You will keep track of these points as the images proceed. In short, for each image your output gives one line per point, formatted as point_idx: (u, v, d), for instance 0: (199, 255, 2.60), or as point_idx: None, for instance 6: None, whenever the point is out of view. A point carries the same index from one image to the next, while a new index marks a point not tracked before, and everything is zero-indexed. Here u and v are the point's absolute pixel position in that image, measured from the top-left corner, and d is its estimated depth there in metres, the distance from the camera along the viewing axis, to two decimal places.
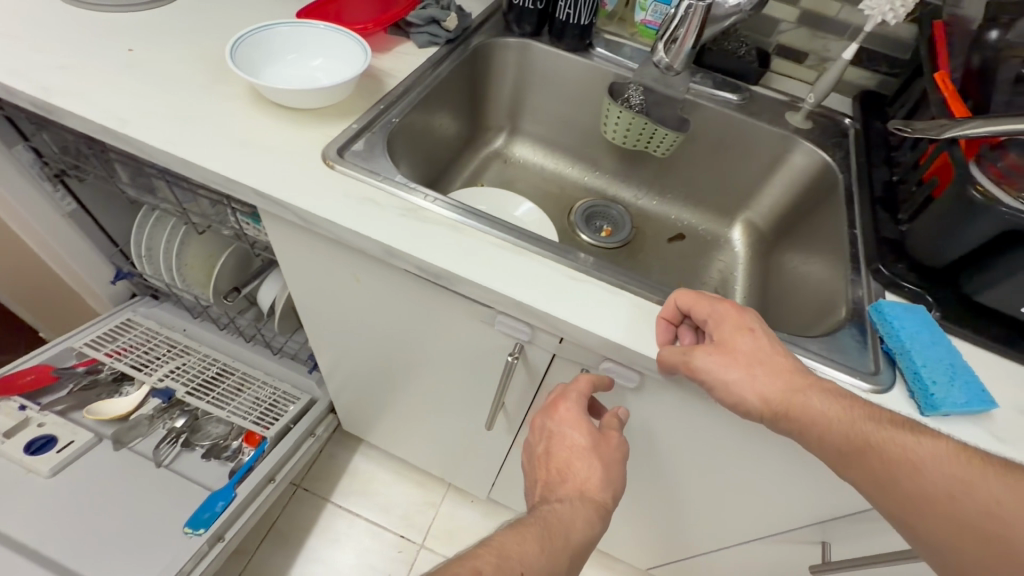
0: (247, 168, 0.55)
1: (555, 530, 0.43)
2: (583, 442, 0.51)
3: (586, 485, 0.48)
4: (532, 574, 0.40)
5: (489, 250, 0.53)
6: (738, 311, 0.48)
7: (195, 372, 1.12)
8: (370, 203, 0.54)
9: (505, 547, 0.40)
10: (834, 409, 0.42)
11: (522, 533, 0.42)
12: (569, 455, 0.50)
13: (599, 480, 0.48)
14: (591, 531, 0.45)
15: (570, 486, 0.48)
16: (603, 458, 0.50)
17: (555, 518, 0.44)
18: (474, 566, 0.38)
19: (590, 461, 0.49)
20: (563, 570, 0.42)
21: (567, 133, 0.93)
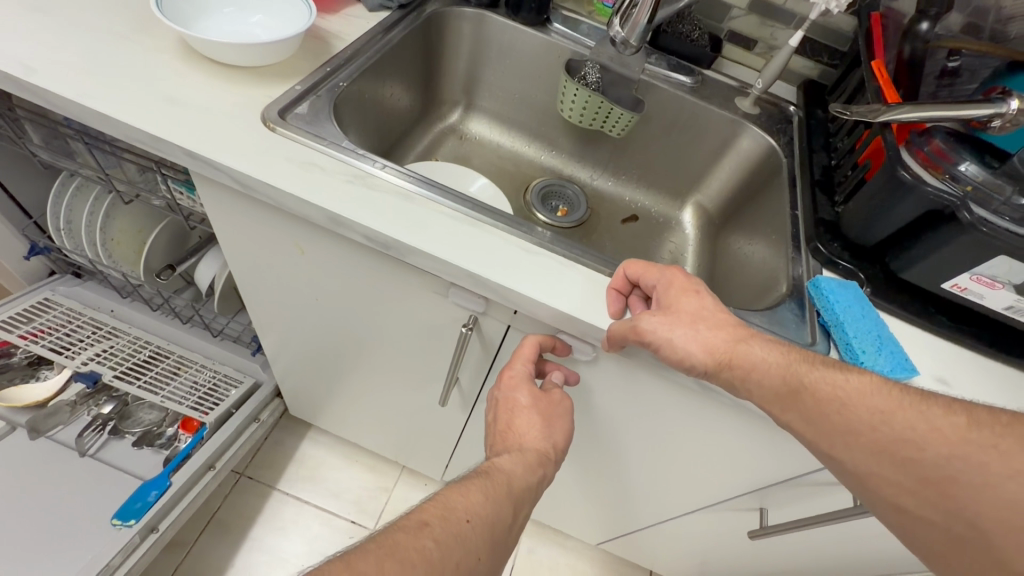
0: (175, 126, 0.51)
1: (498, 480, 0.45)
2: (527, 402, 0.53)
3: (528, 440, 0.51)
4: (477, 520, 0.41)
5: (441, 220, 0.52)
6: (685, 276, 0.49)
7: (125, 355, 1.04)
8: (312, 168, 0.52)
9: (450, 503, 0.41)
10: (774, 354, 0.44)
11: (466, 488, 0.43)
12: (514, 416, 0.52)
13: (539, 435, 0.51)
14: (531, 478, 0.47)
15: (513, 443, 0.50)
16: (544, 414, 0.53)
17: (498, 469, 0.46)
18: (422, 521, 0.38)
19: (531, 419, 0.52)
20: (509, 517, 0.43)
21: (523, 110, 0.92)
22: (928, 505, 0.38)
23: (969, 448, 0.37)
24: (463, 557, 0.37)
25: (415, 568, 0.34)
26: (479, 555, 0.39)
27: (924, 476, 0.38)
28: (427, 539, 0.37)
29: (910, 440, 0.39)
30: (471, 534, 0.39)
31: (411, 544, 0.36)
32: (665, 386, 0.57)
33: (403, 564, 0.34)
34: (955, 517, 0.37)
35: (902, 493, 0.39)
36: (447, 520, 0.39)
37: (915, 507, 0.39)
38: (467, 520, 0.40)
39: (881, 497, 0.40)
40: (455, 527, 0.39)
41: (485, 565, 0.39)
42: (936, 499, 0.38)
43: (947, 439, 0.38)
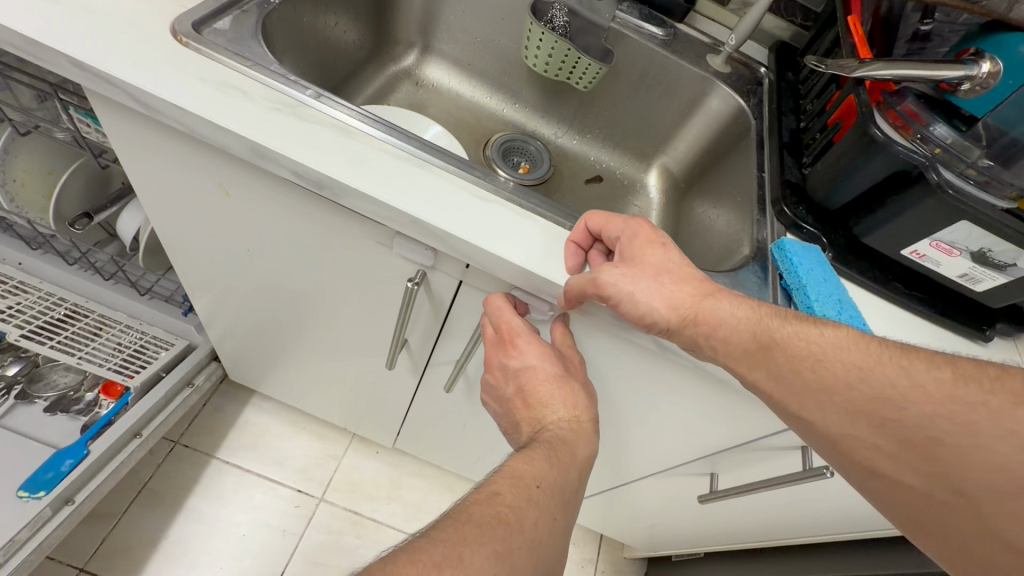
0: (59, 31, 0.42)
1: (559, 445, 0.42)
2: (556, 369, 0.48)
3: (573, 404, 0.46)
4: (549, 487, 0.38)
5: (384, 159, 0.46)
6: (651, 228, 0.46)
7: (36, 311, 0.94)
8: (232, 91, 0.44)
9: (517, 470, 0.39)
10: (742, 309, 0.42)
11: (531, 455, 0.40)
12: (546, 387, 0.47)
13: (583, 399, 0.47)
14: (591, 446, 0.44)
15: (555, 413, 0.45)
16: (578, 379, 0.48)
17: (558, 439, 0.43)
18: (492, 490, 0.37)
19: (569, 385, 0.47)
20: (577, 481, 0.41)
21: (485, 57, 0.85)
22: (908, 470, 0.37)
23: (954, 406, 0.36)
24: (542, 522, 0.36)
25: (495, 530, 0.33)
26: (556, 517, 0.37)
27: (905, 437, 0.37)
28: (502, 505, 0.35)
29: (888, 398, 0.38)
30: (544, 497, 0.37)
31: (485, 510, 0.35)
32: (622, 348, 0.54)
33: (483, 528, 0.33)
34: (939, 483, 0.36)
35: (881, 458, 0.38)
36: (518, 487, 0.37)
37: (894, 472, 0.38)
38: (538, 485, 0.38)
39: (855, 461, 0.39)
40: (528, 493, 0.37)
41: (562, 526, 0.37)
42: (919, 463, 0.37)
43: (929, 396, 0.37)
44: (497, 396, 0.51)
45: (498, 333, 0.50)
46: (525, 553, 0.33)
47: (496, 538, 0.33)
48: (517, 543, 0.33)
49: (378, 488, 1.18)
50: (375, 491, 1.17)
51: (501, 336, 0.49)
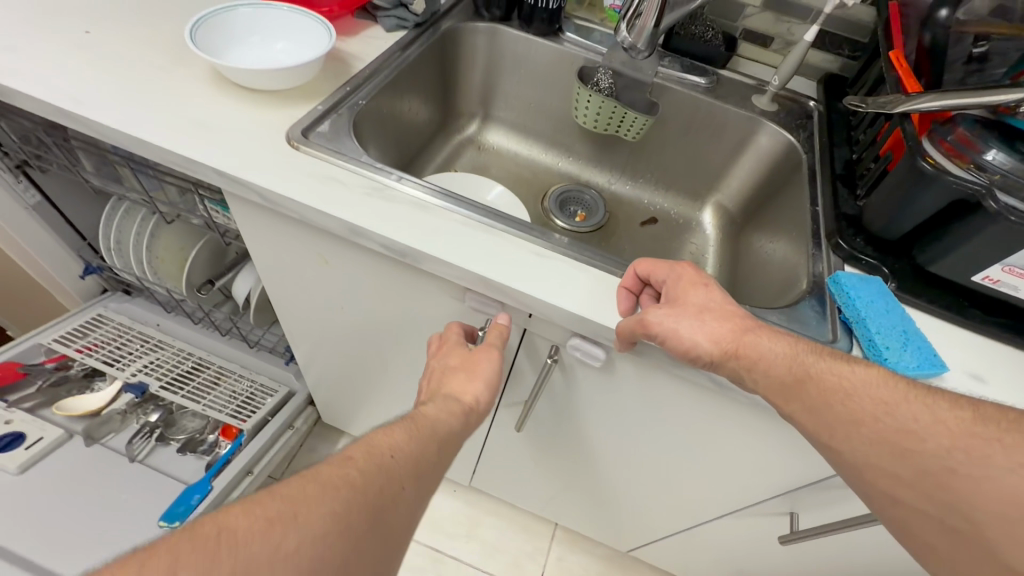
0: (206, 148, 0.54)
1: (421, 422, 0.46)
2: (455, 361, 0.55)
3: (464, 389, 0.53)
4: (405, 455, 0.42)
5: (455, 228, 0.54)
6: (695, 271, 0.50)
7: (169, 367, 1.10)
8: (333, 182, 0.54)
9: (375, 442, 0.42)
10: (781, 345, 0.44)
11: (392, 430, 0.44)
12: (443, 376, 0.54)
13: (467, 385, 0.53)
14: (455, 423, 0.48)
15: (444, 390, 0.52)
16: (470, 367, 0.54)
17: (423, 417, 0.47)
18: (347, 457, 0.39)
19: (460, 375, 0.54)
20: (436, 453, 0.45)
21: (540, 119, 0.93)
22: (924, 497, 0.38)
23: (973, 441, 0.37)
24: (386, 483, 0.38)
25: (339, 490, 0.36)
26: (404, 483, 0.40)
27: (921, 467, 0.38)
28: (350, 467, 0.38)
29: (910, 431, 0.39)
30: (391, 468, 0.40)
31: (334, 472, 0.38)
32: (681, 387, 0.57)
33: (327, 487, 0.36)
34: (949, 508, 0.37)
35: (899, 485, 0.39)
36: (371, 455, 0.40)
37: (913, 500, 0.38)
38: (391, 454, 0.41)
39: (873, 486, 0.40)
40: (380, 459, 0.40)
41: (411, 493, 0.40)
42: (933, 491, 0.38)
43: (950, 431, 0.38)
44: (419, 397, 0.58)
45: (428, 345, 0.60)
46: (361, 509, 0.36)
47: (338, 499, 0.35)
48: (357, 502, 0.36)
49: (456, 525, 1.23)
50: (453, 528, 1.22)
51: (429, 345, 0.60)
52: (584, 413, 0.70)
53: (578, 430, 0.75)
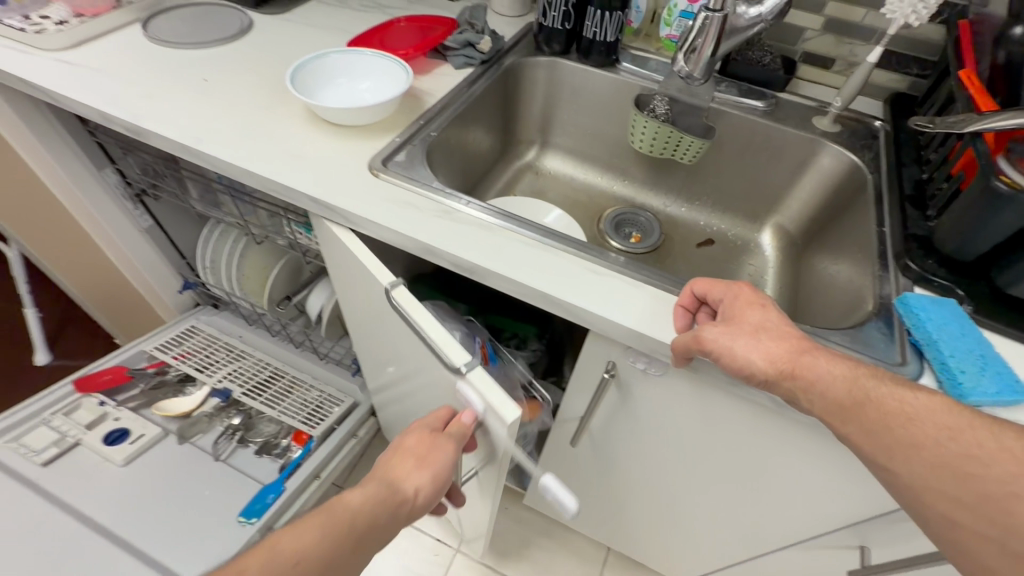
0: (302, 177, 0.61)
1: (340, 513, 0.47)
2: (415, 448, 0.55)
3: (405, 478, 0.53)
4: (306, 561, 0.42)
5: (519, 247, 0.57)
6: (753, 292, 0.51)
7: (250, 374, 1.20)
8: (409, 206, 0.60)
9: (281, 540, 0.43)
10: (838, 367, 0.44)
11: (307, 525, 0.45)
12: (397, 461, 0.54)
13: (411, 479, 0.53)
14: (381, 522, 0.48)
15: (387, 477, 0.53)
16: (423, 459, 0.54)
17: (348, 508, 0.48)
18: (241, 566, 0.41)
19: (412, 465, 0.54)
20: (347, 553, 0.45)
21: (596, 145, 0.97)
22: (984, 521, 0.37)
23: None
24: None
25: None
26: None
27: (981, 492, 0.38)
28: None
29: (971, 455, 0.39)
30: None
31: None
32: (741, 407, 0.57)
33: None
34: (1014, 533, 0.36)
35: (958, 508, 0.38)
36: (269, 560, 0.41)
37: (971, 522, 0.38)
38: (294, 560, 0.42)
39: (932, 507, 0.39)
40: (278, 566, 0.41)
41: None
42: (995, 515, 0.37)
43: (1015, 457, 0.38)
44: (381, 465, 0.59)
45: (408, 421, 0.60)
46: None
47: None
48: None
49: (507, 545, 1.24)
50: (503, 547, 1.23)
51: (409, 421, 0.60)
52: (639, 434, 0.71)
53: (633, 451, 0.76)
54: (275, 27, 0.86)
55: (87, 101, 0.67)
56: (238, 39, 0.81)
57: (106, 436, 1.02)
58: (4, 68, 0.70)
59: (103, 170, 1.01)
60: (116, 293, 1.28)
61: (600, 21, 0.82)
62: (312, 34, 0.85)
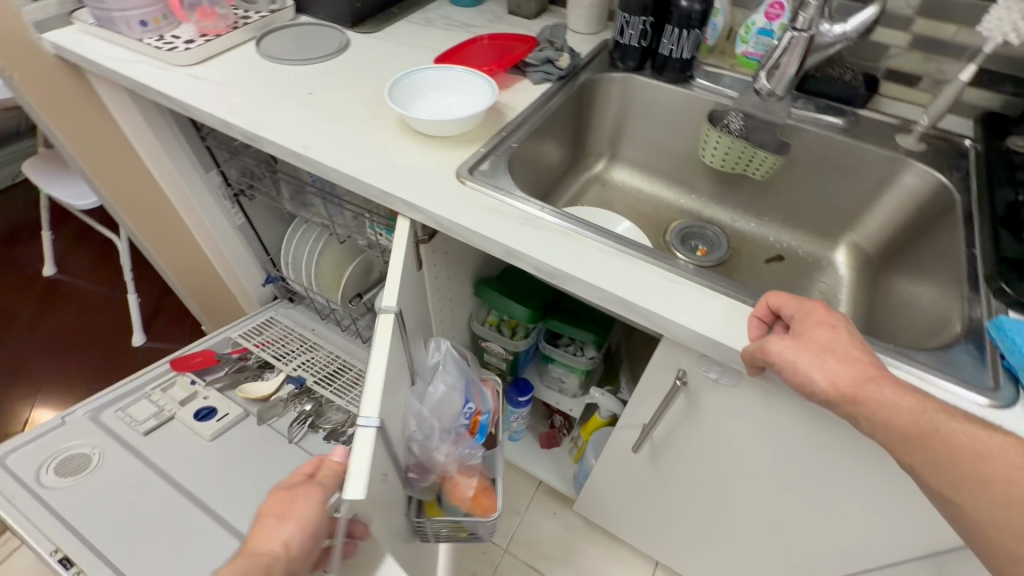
0: (398, 182, 0.67)
1: None
2: (274, 508, 0.53)
3: (272, 536, 0.50)
4: None
5: (597, 254, 0.60)
6: (828, 311, 0.51)
7: (322, 365, 1.28)
8: (493, 213, 0.64)
9: None
10: (905, 398, 0.44)
11: None
12: (256, 526, 0.52)
13: (275, 533, 0.50)
14: None
15: (250, 547, 0.50)
16: (287, 510, 0.52)
17: None
18: None
19: (275, 523, 0.51)
20: None
21: (665, 159, 0.98)
22: None
23: None
24: None
25: None
26: None
27: None
28: None
29: None
30: None
31: None
32: (812, 423, 0.58)
33: None
34: None
35: None
36: None
37: None
38: None
39: (1007, 543, 0.40)
40: None
41: None
42: None
43: None
44: None
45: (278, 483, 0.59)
46: None
47: None
48: None
49: (555, 550, 1.27)
50: (552, 552, 1.27)
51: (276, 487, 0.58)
52: (702, 447, 0.72)
53: (694, 464, 0.76)
54: (369, 45, 0.93)
55: (213, 111, 0.75)
56: (338, 56, 0.89)
57: (196, 412, 1.11)
58: (146, 83, 0.80)
59: (209, 172, 1.12)
60: (208, 283, 1.41)
61: (677, 38, 0.84)
62: (402, 52, 0.92)
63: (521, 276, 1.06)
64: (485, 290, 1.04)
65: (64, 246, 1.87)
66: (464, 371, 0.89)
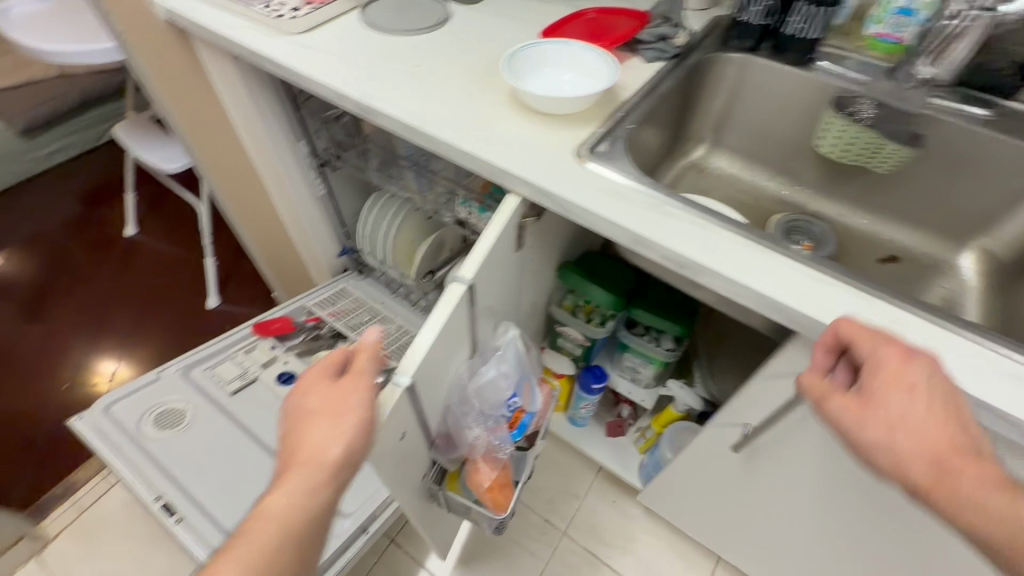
0: (518, 161, 0.65)
1: (267, 517, 0.49)
2: (320, 410, 0.55)
3: (326, 437, 0.53)
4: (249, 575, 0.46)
5: (731, 246, 0.57)
6: (905, 360, 0.47)
7: (392, 338, 1.28)
8: (619, 196, 0.62)
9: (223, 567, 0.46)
10: (986, 494, 0.42)
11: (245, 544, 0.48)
12: (305, 426, 0.54)
13: (329, 438, 0.53)
14: (313, 490, 0.51)
15: (304, 447, 0.53)
16: (332, 415, 0.54)
17: (272, 504, 0.49)
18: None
19: (326, 427, 0.53)
20: (300, 539, 0.49)
21: (771, 147, 0.93)
22: None
23: None
24: None
25: None
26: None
27: None
28: None
29: None
30: None
31: None
32: None
33: None
34: None
35: None
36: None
37: None
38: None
39: None
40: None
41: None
42: None
43: None
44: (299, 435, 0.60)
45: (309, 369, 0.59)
46: None
47: None
48: None
49: (613, 536, 1.28)
50: (610, 539, 1.27)
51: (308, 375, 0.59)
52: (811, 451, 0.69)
53: (795, 468, 0.74)
54: (471, 17, 0.91)
55: (326, 81, 0.75)
56: (442, 28, 0.87)
57: (278, 376, 1.15)
58: (259, 50, 0.81)
59: (297, 142, 1.13)
60: (283, 250, 1.44)
61: (808, 17, 0.80)
62: (506, 24, 0.89)
63: (601, 260, 1.07)
64: (567, 273, 1.05)
65: (144, 206, 1.95)
66: (523, 365, 0.86)
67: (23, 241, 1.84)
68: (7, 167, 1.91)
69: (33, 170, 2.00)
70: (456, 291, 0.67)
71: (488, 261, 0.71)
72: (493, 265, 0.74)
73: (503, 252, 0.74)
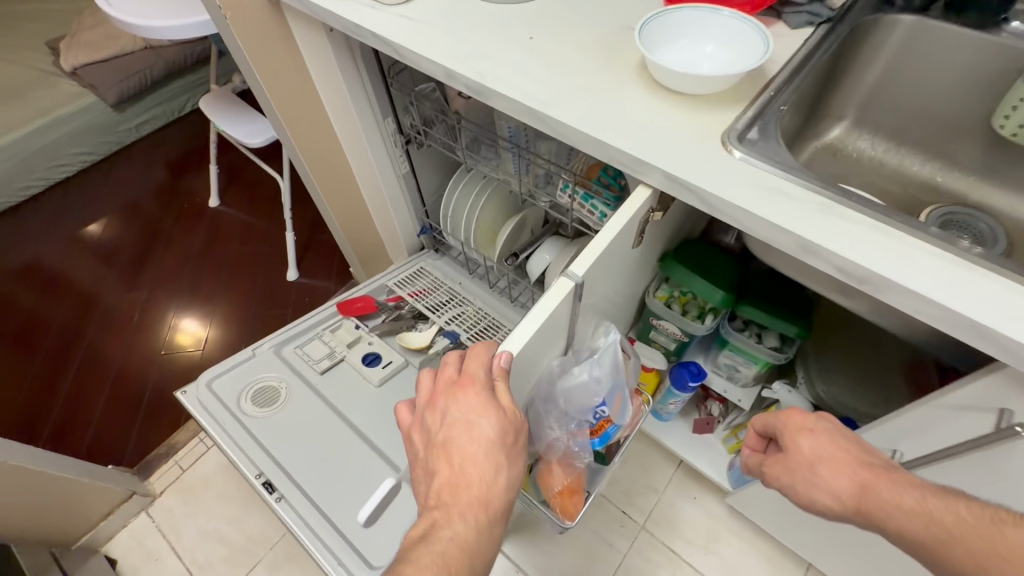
0: (655, 149, 0.58)
1: (440, 557, 0.48)
2: (495, 440, 0.51)
3: (501, 473, 0.51)
4: None
5: (925, 259, 0.49)
6: (802, 417, 0.65)
7: (472, 321, 1.27)
8: (780, 194, 0.54)
9: None
10: (904, 499, 0.55)
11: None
12: (475, 449, 0.50)
13: (501, 477, 0.51)
14: (480, 531, 0.50)
15: (473, 478, 0.50)
16: (506, 452, 0.51)
17: (446, 547, 0.48)
18: None
19: (497, 459, 0.51)
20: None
21: (927, 125, 0.81)
22: None
23: None
24: None
25: None
26: None
27: None
28: None
29: None
30: None
31: None
32: None
33: None
34: None
35: None
36: None
37: None
38: None
39: None
40: None
41: None
42: None
43: None
44: (424, 435, 0.54)
45: (458, 375, 0.54)
46: None
47: None
48: None
49: (695, 534, 1.24)
50: (692, 538, 1.23)
51: (459, 380, 0.54)
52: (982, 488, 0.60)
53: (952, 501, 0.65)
54: None
55: (434, 58, 0.69)
56: None
57: (363, 357, 1.15)
58: (359, 23, 0.75)
59: (384, 118, 1.09)
60: (361, 226, 1.42)
61: None
62: None
63: (710, 250, 0.97)
64: (671, 265, 0.96)
65: (226, 178, 2.00)
66: (619, 373, 0.68)
67: (120, 210, 1.94)
68: (103, 138, 2.00)
69: (126, 141, 2.09)
70: (562, 287, 0.57)
71: (610, 260, 0.65)
72: (612, 263, 0.67)
73: (623, 249, 0.68)
